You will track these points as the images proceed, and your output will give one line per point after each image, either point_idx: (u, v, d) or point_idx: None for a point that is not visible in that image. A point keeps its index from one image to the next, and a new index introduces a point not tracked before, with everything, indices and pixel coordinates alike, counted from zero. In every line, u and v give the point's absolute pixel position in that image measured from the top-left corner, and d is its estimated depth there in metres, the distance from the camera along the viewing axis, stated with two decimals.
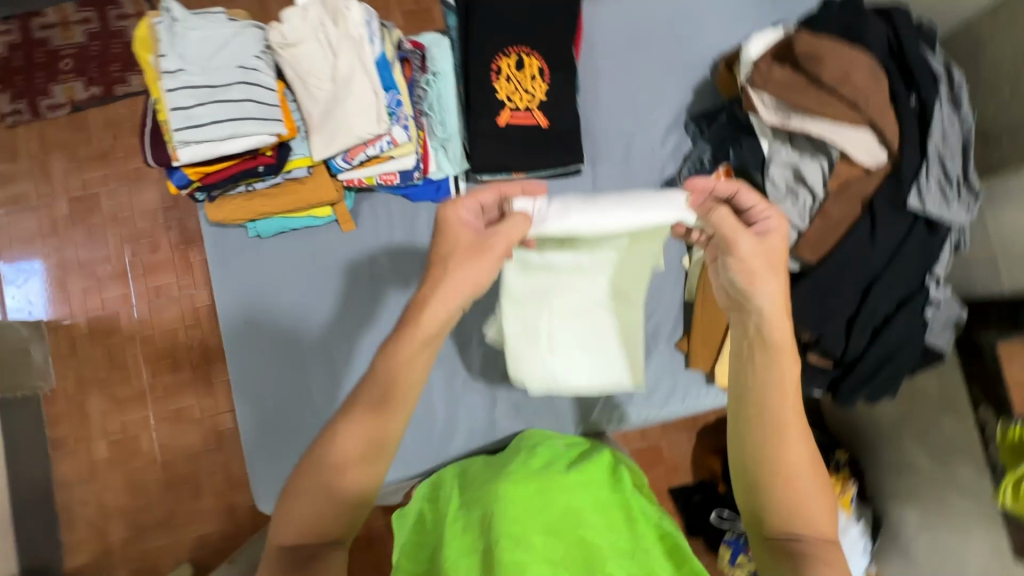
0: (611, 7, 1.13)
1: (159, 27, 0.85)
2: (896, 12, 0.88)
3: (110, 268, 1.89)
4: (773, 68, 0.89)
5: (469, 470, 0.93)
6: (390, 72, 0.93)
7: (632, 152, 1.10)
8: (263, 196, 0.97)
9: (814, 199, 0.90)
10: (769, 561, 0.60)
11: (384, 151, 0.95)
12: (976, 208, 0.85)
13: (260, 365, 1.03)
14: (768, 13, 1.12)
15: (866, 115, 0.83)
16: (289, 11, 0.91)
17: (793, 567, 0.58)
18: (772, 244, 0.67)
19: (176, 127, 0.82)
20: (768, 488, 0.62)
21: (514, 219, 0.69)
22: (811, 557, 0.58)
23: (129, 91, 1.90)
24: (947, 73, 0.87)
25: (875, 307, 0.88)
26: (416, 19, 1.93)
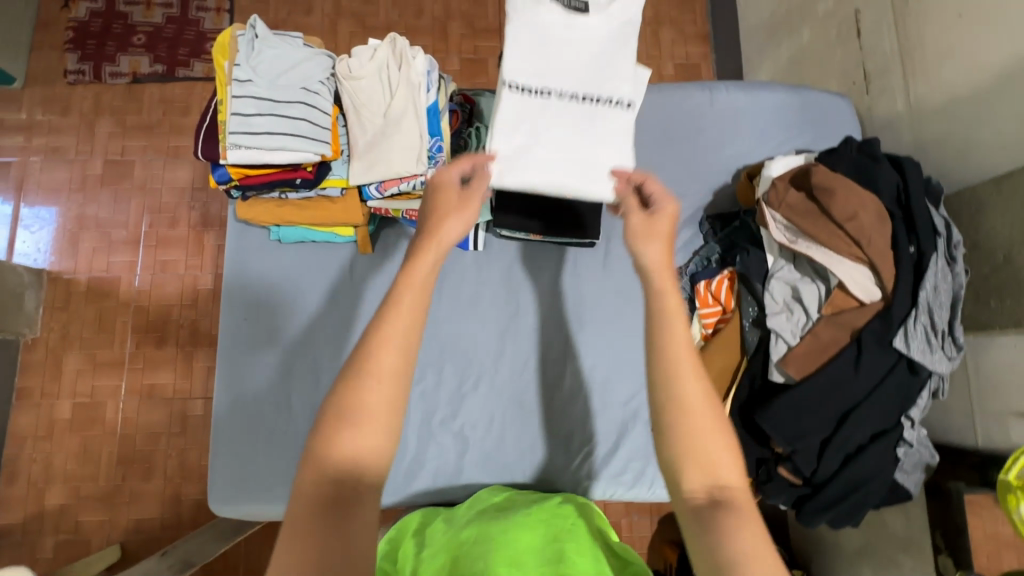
0: (652, 102, 1.21)
1: (241, 39, 0.92)
2: (910, 164, 0.94)
3: (124, 233, 1.93)
4: (788, 191, 0.96)
5: (428, 524, 0.93)
6: (438, 120, 1.00)
7: None
8: (293, 206, 1.02)
9: (808, 319, 0.94)
10: (694, 531, 0.56)
11: (416, 190, 1.00)
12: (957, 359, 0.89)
13: (249, 363, 1.06)
14: (793, 138, 1.21)
15: (867, 254, 0.88)
16: (360, 48, 0.98)
17: (710, 529, 0.55)
18: (659, 221, 0.75)
19: (232, 129, 0.88)
20: (668, 446, 0.60)
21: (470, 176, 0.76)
22: (729, 516, 0.56)
23: (189, 75, 2.01)
24: (948, 229, 0.92)
25: (849, 435, 0.90)
26: (471, 68, 2.06)
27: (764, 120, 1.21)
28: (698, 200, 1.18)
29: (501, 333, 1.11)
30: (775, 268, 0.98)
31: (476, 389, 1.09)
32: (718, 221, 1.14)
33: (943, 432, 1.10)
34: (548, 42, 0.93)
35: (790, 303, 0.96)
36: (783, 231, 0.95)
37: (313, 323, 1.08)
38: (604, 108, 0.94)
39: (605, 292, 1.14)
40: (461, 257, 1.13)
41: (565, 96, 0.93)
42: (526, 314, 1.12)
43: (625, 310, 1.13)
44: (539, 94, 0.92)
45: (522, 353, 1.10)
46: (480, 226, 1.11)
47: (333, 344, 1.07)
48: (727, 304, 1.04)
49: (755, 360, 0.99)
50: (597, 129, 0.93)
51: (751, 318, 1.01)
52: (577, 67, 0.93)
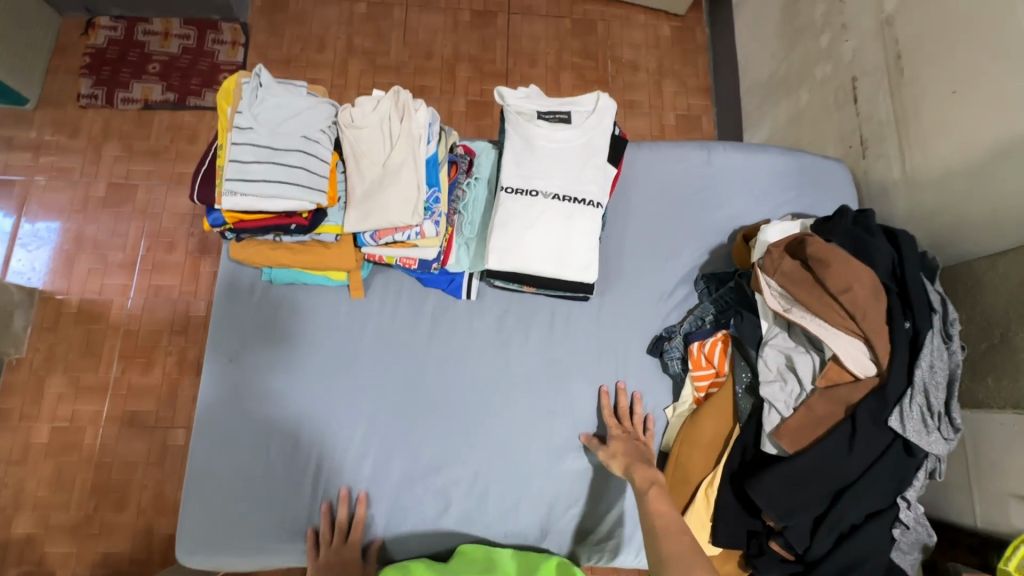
0: (651, 159, 1.22)
1: (245, 86, 0.93)
2: (904, 237, 0.94)
3: (121, 256, 1.93)
4: (784, 258, 0.96)
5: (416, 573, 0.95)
6: (436, 171, 1.01)
7: (641, 293, 1.15)
8: (286, 249, 1.01)
9: (802, 390, 0.92)
10: None
11: (411, 240, 1.00)
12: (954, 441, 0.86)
13: (229, 407, 1.04)
14: (790, 201, 1.21)
15: (862, 329, 0.87)
16: (363, 99, 1.00)
17: None
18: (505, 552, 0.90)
19: (229, 176, 0.88)
20: None
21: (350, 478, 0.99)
22: None
23: (200, 104, 2.05)
24: (943, 305, 0.91)
25: (842, 513, 0.87)
26: (476, 109, 2.10)
27: (761, 182, 1.22)
28: (694, 258, 1.18)
29: (490, 386, 1.09)
30: (770, 335, 0.97)
31: (460, 443, 1.06)
32: (713, 281, 1.13)
33: (941, 509, 1.06)
34: (535, 148, 1.06)
35: (785, 373, 0.94)
36: (778, 299, 0.94)
37: (297, 369, 1.06)
38: (584, 206, 1.04)
39: (597, 348, 1.12)
40: (454, 305, 1.12)
41: (550, 192, 1.03)
42: (516, 367, 1.10)
43: (617, 367, 1.11)
44: (527, 192, 1.03)
45: (509, 408, 1.08)
46: (474, 274, 1.11)
47: (316, 389, 1.05)
48: (720, 367, 1.02)
49: (747, 428, 0.97)
50: (577, 223, 1.03)
51: (744, 384, 1.00)
52: (560, 167, 1.05)
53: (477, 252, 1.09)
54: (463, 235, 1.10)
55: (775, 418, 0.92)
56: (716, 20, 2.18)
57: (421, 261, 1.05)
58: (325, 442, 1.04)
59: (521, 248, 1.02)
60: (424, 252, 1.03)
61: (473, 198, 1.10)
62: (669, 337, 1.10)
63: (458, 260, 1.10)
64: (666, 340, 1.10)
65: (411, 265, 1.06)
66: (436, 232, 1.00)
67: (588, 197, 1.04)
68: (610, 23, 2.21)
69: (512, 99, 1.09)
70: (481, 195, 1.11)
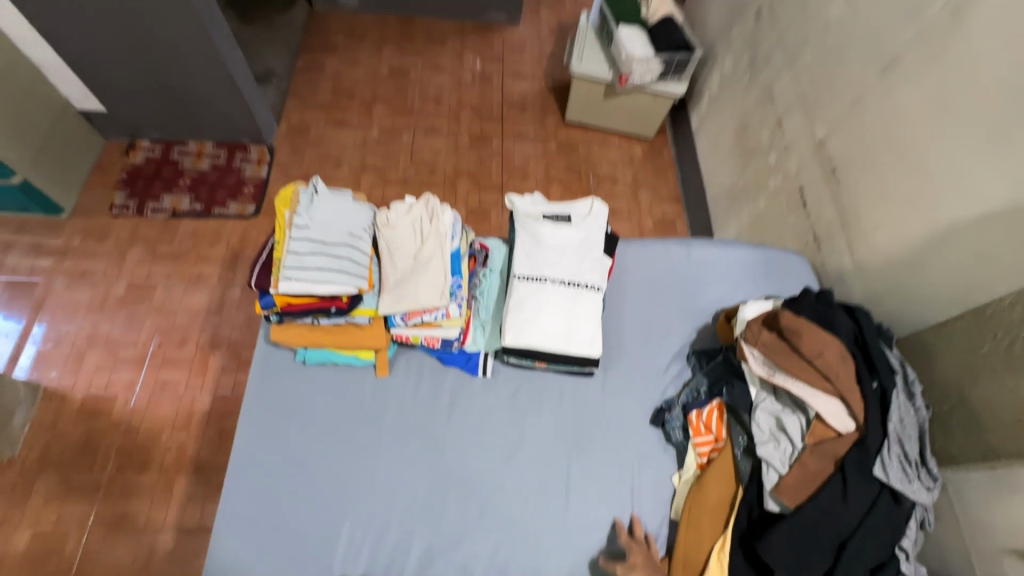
0: (639, 253, 1.42)
1: (303, 194, 1.12)
2: (860, 312, 1.11)
3: (131, 352, 1.99)
4: (762, 330, 1.10)
5: None
6: (459, 262, 1.18)
7: (640, 368, 1.28)
8: (323, 330, 1.13)
9: (794, 448, 1.01)
10: None
11: (436, 319, 1.13)
12: (936, 490, 0.95)
13: (254, 484, 1.06)
14: (762, 286, 1.40)
15: (836, 388, 1.00)
16: (398, 203, 1.19)
17: None
18: None
19: (287, 266, 1.03)
20: None
21: None
22: None
23: (224, 213, 2.26)
24: (903, 368, 1.06)
25: (849, 566, 0.92)
26: (476, 216, 2.35)
27: (735, 270, 1.42)
28: (684, 336, 1.32)
29: (505, 458, 1.15)
30: (759, 398, 1.08)
31: (479, 517, 1.09)
32: (703, 356, 1.28)
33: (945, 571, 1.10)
34: (542, 243, 1.24)
35: (777, 433, 1.04)
36: (762, 365, 1.08)
37: (322, 445, 1.11)
38: (586, 290, 1.20)
39: (604, 420, 1.21)
40: (470, 382, 1.21)
41: (557, 279, 1.20)
42: (529, 440, 1.17)
43: (624, 437, 1.19)
44: (536, 279, 1.19)
45: (525, 480, 1.13)
46: (489, 352, 1.22)
47: (340, 463, 1.10)
48: (719, 433, 1.12)
49: (750, 487, 1.04)
50: (581, 304, 1.18)
51: (742, 447, 1.09)
52: (564, 258, 1.22)
53: (491, 332, 1.22)
54: (479, 317, 1.23)
55: (774, 475, 1.00)
56: (679, 143, 2.56)
57: (443, 340, 1.17)
58: (345, 518, 1.05)
59: (534, 326, 1.15)
60: (447, 331, 1.15)
61: (487, 285, 1.26)
62: (669, 407, 1.20)
63: (474, 340, 1.21)
64: (666, 411, 1.20)
65: (435, 344, 1.17)
66: (459, 313, 1.14)
67: (590, 283, 1.20)
68: (590, 145, 2.58)
69: (520, 203, 1.30)
70: (494, 283, 1.27)
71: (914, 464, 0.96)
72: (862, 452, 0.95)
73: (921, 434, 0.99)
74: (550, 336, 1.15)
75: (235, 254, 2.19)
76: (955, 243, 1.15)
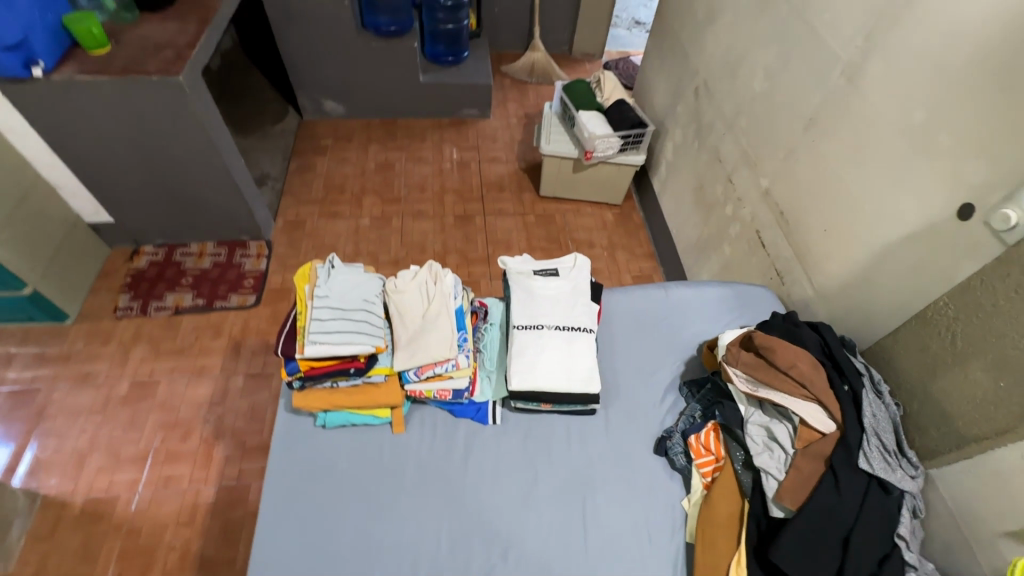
0: (622, 299, 1.57)
1: (321, 269, 1.26)
2: (823, 327, 1.26)
3: (134, 450, 1.99)
4: (740, 352, 1.23)
5: None
6: (463, 318, 1.30)
7: (637, 402, 1.37)
8: (343, 391, 1.21)
9: (786, 454, 1.11)
10: None
11: (447, 371, 1.23)
12: (919, 479, 1.06)
13: (281, 551, 1.09)
14: (736, 318, 1.54)
15: (814, 393, 1.12)
16: (405, 272, 1.33)
17: None
18: None
19: (312, 330, 1.14)
20: None
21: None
22: None
23: (226, 306, 2.36)
24: (869, 371, 1.18)
25: (856, 561, 0.98)
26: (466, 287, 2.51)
27: (710, 307, 1.56)
28: (673, 370, 1.44)
29: (522, 500, 1.20)
30: (748, 413, 1.18)
31: (504, 561, 1.11)
32: (693, 384, 1.37)
33: (949, 567, 1.15)
34: (535, 295, 1.38)
35: (769, 443, 1.14)
36: (745, 382, 1.20)
37: (347, 505, 1.16)
38: (580, 332, 1.33)
39: (611, 455, 1.28)
40: (482, 430, 1.29)
41: (552, 324, 1.32)
42: (543, 480, 1.23)
43: (631, 468, 1.26)
44: (534, 326, 1.32)
45: (543, 520, 1.17)
46: (497, 401, 1.31)
47: (365, 521, 1.14)
48: (719, 452, 1.20)
49: (754, 498, 1.11)
50: (577, 345, 1.30)
51: (741, 461, 1.17)
52: (556, 306, 1.36)
53: (498, 381, 1.32)
54: (485, 368, 1.34)
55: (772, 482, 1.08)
56: (645, 206, 2.82)
57: (455, 391, 1.26)
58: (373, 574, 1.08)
59: (537, 370, 1.26)
60: (458, 381, 1.25)
61: (489, 339, 1.38)
62: (670, 434, 1.29)
63: (482, 391, 1.31)
64: (668, 439, 1.29)
65: (447, 395, 1.25)
66: (467, 362, 1.25)
67: (582, 326, 1.33)
68: (565, 215, 2.82)
69: (512, 263, 1.46)
70: (495, 335, 1.39)
71: (891, 454, 1.07)
72: (846, 447, 1.05)
73: (891, 428, 1.11)
74: (554, 377, 1.25)
75: (237, 343, 2.27)
76: (892, 262, 1.32)
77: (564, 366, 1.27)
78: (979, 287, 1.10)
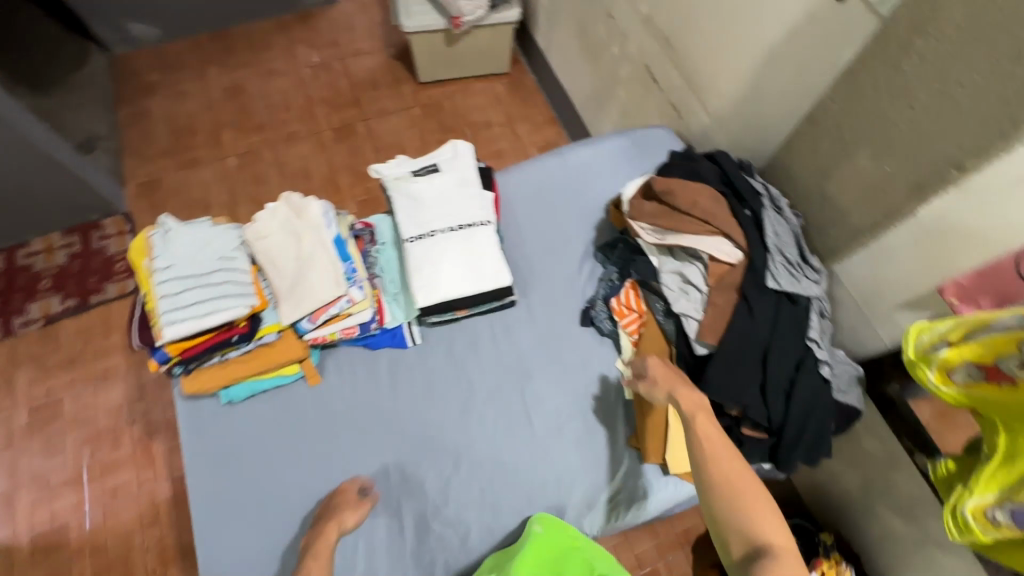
0: (519, 178, 1.44)
1: (154, 237, 1.04)
2: (720, 154, 1.20)
3: (64, 474, 1.83)
4: (643, 203, 1.19)
5: None
6: (345, 247, 1.14)
7: (556, 281, 1.32)
8: (236, 362, 1.08)
9: (702, 294, 1.11)
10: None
11: (343, 310, 1.10)
12: (820, 280, 1.09)
13: (229, 534, 1.04)
14: (638, 167, 1.46)
15: (718, 227, 1.09)
16: (261, 213, 1.13)
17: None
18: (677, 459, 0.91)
19: (164, 311, 0.98)
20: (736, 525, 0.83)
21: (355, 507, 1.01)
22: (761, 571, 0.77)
23: (104, 298, 2.07)
24: (767, 189, 1.16)
25: (775, 374, 1.04)
26: (368, 205, 2.29)
27: (612, 162, 1.47)
28: (585, 238, 1.38)
29: (462, 410, 1.17)
30: (661, 264, 1.16)
31: (459, 471, 1.12)
32: (607, 248, 1.32)
33: (859, 348, 1.24)
34: (420, 200, 1.24)
35: (684, 286, 1.13)
36: (653, 234, 1.17)
37: (286, 472, 1.09)
38: (477, 227, 1.21)
39: (541, 341, 1.25)
40: (404, 355, 1.21)
41: (445, 228, 1.20)
42: (480, 385, 1.20)
43: (564, 347, 1.25)
44: (426, 235, 1.19)
45: (488, 424, 1.16)
46: (412, 321, 1.22)
47: (307, 480, 1.09)
48: (640, 308, 1.20)
49: (679, 343, 1.13)
50: (477, 241, 1.20)
51: (662, 311, 1.17)
52: (445, 206, 1.23)
53: (407, 301, 1.22)
54: (389, 291, 1.22)
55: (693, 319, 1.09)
56: (535, 66, 2.57)
57: (361, 326, 1.15)
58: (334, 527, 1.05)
59: (441, 280, 1.16)
60: (360, 316, 1.13)
61: (385, 260, 1.25)
62: (592, 304, 1.27)
63: (392, 316, 1.21)
64: (591, 309, 1.27)
65: (353, 332, 1.15)
66: (364, 294, 1.12)
67: (478, 219, 1.22)
68: (453, 98, 2.54)
69: (386, 170, 1.28)
70: (390, 255, 1.25)
71: (797, 264, 1.08)
72: (755, 271, 1.06)
73: (795, 238, 1.11)
74: (465, 281, 1.17)
75: None
76: (778, 66, 1.24)
77: (471, 268, 1.18)
78: (860, 70, 1.04)
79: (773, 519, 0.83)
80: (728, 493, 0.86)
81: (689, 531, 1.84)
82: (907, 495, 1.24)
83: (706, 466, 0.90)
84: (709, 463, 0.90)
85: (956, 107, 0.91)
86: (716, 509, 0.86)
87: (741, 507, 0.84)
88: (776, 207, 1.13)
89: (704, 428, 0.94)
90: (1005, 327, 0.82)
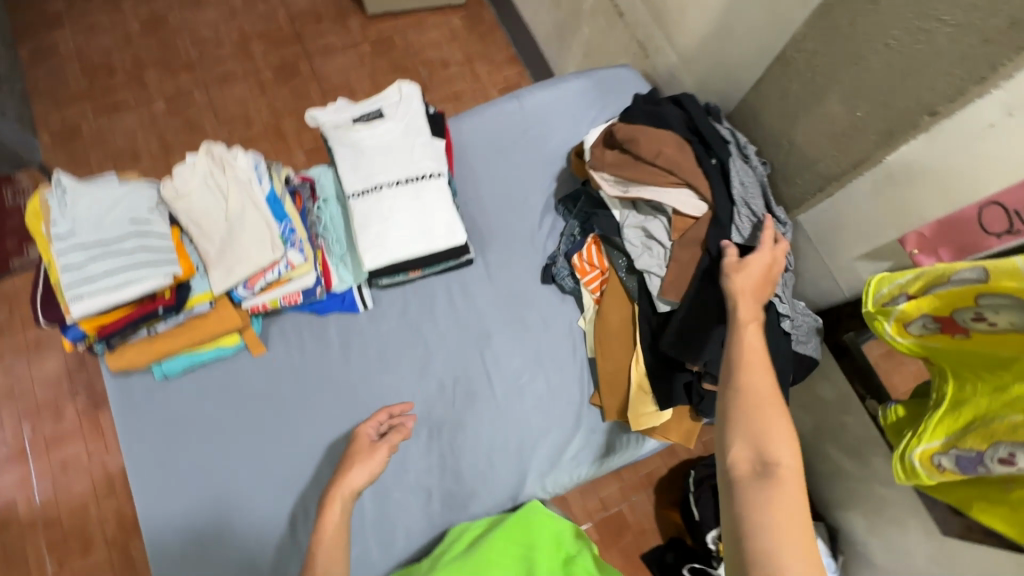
0: (473, 125, 1.33)
1: (51, 198, 0.91)
2: (686, 98, 1.12)
3: (5, 450, 1.73)
4: (606, 152, 1.12)
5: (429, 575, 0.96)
6: (281, 205, 1.04)
7: (514, 237, 1.25)
8: (165, 336, 0.99)
9: (665, 249, 1.07)
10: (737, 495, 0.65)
11: (283, 275, 1.01)
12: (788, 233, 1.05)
13: (175, 513, 0.99)
14: (600, 111, 1.36)
15: (682, 178, 1.04)
16: (179, 167, 1.00)
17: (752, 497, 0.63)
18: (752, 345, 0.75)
19: (68, 285, 0.86)
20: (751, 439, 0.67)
21: (360, 443, 0.91)
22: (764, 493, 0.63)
23: (27, 262, 1.88)
24: (735, 136, 1.10)
25: None
26: (317, 154, 2.12)
27: (574, 106, 1.37)
28: (546, 190, 1.30)
29: (419, 374, 1.12)
30: (623, 218, 1.11)
31: (417, 437, 1.09)
32: (568, 201, 1.25)
33: (819, 298, 1.24)
34: (363, 150, 1.12)
35: (647, 242, 1.09)
36: (615, 185, 1.11)
37: (232, 446, 1.04)
38: (427, 180, 1.11)
39: (501, 301, 1.20)
40: (355, 319, 1.15)
41: (392, 181, 1.10)
42: (437, 349, 1.15)
43: (524, 306, 1.20)
44: (371, 190, 1.09)
45: (446, 389, 1.12)
46: (362, 284, 1.14)
47: (255, 454, 1.03)
48: (602, 265, 1.16)
49: (641, 301, 1.10)
50: (427, 195, 1.10)
51: (625, 268, 1.13)
52: (392, 157, 1.12)
53: (354, 262, 1.13)
54: (335, 253, 1.13)
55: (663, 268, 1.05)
56: None
57: (305, 291, 1.07)
58: (290, 501, 1.01)
59: (390, 240, 1.07)
60: (302, 281, 1.04)
61: (329, 218, 1.14)
62: (554, 260, 1.21)
63: (340, 279, 1.12)
64: (553, 266, 1.21)
65: (297, 299, 1.07)
66: (304, 258, 1.02)
67: (428, 172, 1.12)
68: (406, 34, 2.32)
69: (324, 116, 1.15)
70: (335, 212, 1.15)
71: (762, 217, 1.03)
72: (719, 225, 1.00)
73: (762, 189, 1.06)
74: (418, 241, 1.08)
75: None
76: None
77: (423, 226, 1.09)
78: (835, 4, 0.96)
79: (790, 439, 0.66)
80: (749, 400, 0.69)
81: (652, 474, 1.91)
82: (857, 437, 1.29)
83: (735, 369, 0.73)
84: (742, 367, 0.73)
85: (933, 47, 0.85)
86: (726, 415, 0.70)
87: (756, 416, 0.68)
88: (741, 156, 1.07)
89: (749, 335, 0.76)
90: (965, 280, 0.79)
